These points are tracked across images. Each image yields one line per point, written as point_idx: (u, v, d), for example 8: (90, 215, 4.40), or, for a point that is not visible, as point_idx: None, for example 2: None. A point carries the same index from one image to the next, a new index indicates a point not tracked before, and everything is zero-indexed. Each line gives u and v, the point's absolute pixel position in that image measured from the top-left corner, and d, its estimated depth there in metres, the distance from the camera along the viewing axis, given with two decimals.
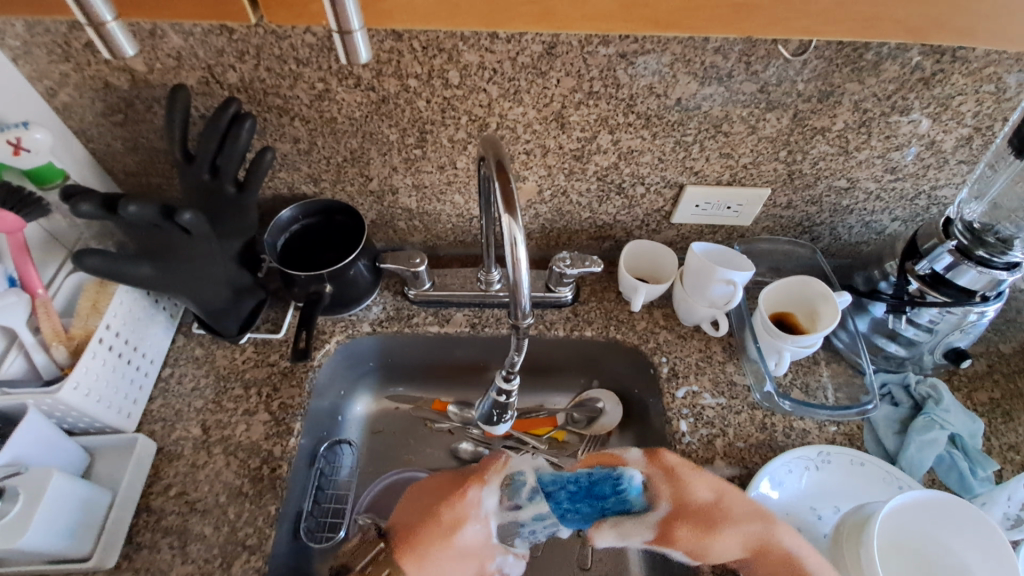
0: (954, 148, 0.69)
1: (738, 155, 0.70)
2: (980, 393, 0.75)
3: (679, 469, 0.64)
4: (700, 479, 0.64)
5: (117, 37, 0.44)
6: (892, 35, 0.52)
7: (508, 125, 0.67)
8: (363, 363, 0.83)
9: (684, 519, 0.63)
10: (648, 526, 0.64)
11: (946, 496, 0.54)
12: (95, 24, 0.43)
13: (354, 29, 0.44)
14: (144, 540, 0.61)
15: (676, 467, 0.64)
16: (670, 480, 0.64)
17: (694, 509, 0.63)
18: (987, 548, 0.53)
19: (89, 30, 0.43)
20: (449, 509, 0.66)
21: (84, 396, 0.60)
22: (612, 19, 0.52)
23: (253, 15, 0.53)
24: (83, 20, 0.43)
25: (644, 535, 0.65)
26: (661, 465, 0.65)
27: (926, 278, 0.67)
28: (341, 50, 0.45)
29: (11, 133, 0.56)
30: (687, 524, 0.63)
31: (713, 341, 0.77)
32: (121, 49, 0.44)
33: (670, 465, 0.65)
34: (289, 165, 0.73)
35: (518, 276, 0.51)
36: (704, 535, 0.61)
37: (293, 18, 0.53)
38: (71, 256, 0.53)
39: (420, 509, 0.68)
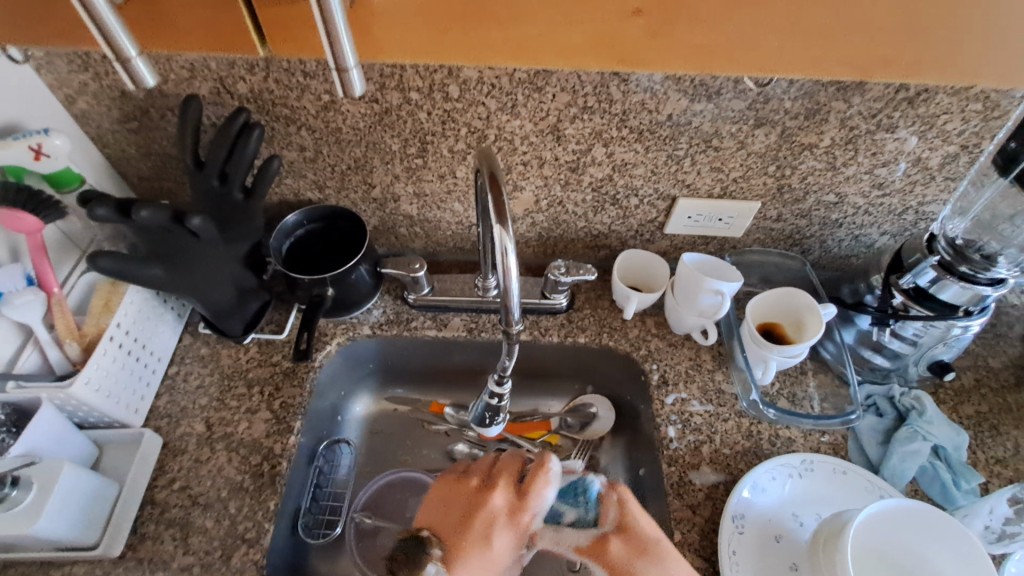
0: (941, 164, 0.70)
1: (729, 169, 0.73)
2: (967, 406, 0.76)
3: (625, 502, 0.62)
4: (642, 512, 0.61)
5: (141, 71, 0.43)
6: (841, 74, 0.60)
7: (506, 137, 0.69)
8: (363, 365, 0.86)
9: (623, 538, 0.59)
10: (587, 536, 0.62)
11: (929, 507, 0.56)
12: (120, 59, 0.43)
13: (350, 67, 0.45)
14: (148, 531, 0.63)
15: (627, 498, 0.62)
16: (619, 508, 0.61)
17: (634, 530, 0.59)
18: (965, 558, 0.54)
19: (116, 64, 0.43)
20: (487, 533, 0.61)
21: (94, 391, 0.63)
22: (578, 55, 0.60)
23: (261, 48, 0.60)
24: (111, 56, 0.42)
25: (579, 544, 0.62)
26: (615, 491, 0.62)
27: (909, 292, 0.69)
28: (337, 83, 0.47)
29: (32, 139, 0.59)
30: (624, 541, 0.59)
31: (703, 350, 0.79)
32: (147, 82, 0.44)
33: (625, 495, 0.62)
34: (295, 172, 0.75)
35: (509, 283, 0.53)
36: (635, 561, 0.57)
37: (296, 49, 0.60)
38: (87, 257, 0.56)
39: (458, 518, 0.62)
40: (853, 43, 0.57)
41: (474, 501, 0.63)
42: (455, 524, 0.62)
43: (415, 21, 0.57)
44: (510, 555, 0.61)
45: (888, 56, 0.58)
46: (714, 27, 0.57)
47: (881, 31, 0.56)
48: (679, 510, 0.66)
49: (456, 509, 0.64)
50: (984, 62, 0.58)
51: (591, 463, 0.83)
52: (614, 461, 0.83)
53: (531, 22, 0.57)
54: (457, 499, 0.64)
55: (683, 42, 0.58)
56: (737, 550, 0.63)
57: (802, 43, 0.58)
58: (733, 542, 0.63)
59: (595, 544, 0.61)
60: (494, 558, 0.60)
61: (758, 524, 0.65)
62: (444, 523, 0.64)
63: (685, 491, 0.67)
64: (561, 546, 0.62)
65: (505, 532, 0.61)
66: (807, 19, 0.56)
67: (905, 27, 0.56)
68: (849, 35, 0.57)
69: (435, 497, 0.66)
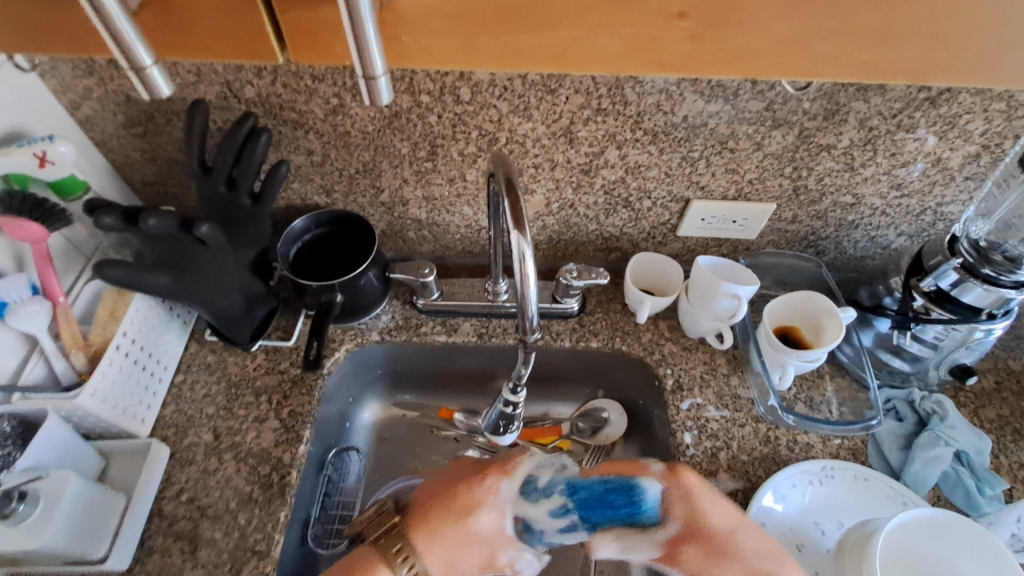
0: (961, 164, 0.69)
1: (744, 170, 0.71)
2: (988, 410, 0.75)
3: (694, 494, 0.60)
4: (717, 503, 0.60)
5: (156, 79, 0.42)
6: (890, 78, 0.48)
7: (518, 139, 0.68)
8: (370, 371, 0.84)
9: (695, 539, 0.59)
10: (654, 543, 0.60)
11: (958, 518, 0.54)
12: (135, 68, 0.41)
13: (378, 75, 0.42)
14: (157, 544, 0.62)
15: (695, 489, 0.60)
16: (684, 503, 0.60)
17: (708, 530, 0.59)
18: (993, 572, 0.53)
19: (129, 73, 0.42)
20: (466, 491, 0.63)
21: (101, 402, 0.62)
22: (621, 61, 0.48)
23: (281, 55, 0.49)
24: (124, 64, 0.41)
25: (648, 552, 0.60)
26: (680, 484, 0.61)
27: (931, 294, 0.68)
28: (364, 92, 0.44)
29: (37, 146, 0.58)
30: (696, 544, 0.58)
31: (718, 354, 0.78)
32: (161, 91, 0.43)
33: (689, 485, 0.60)
34: (302, 176, 0.74)
35: (526, 289, 0.52)
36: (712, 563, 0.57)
37: (319, 57, 0.49)
38: (93, 266, 0.55)
39: (440, 488, 0.64)
40: (912, 50, 0.46)
41: (456, 467, 0.67)
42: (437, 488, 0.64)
43: (438, 21, 0.46)
44: (482, 525, 0.62)
45: (936, 62, 0.47)
46: (772, 27, 0.45)
47: (935, 43, 0.45)
48: None
49: (436, 487, 0.64)
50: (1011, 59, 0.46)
51: None
52: None
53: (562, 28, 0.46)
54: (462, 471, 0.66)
55: (737, 47, 0.47)
56: None
57: (851, 46, 0.46)
58: None
59: (664, 552, 0.60)
60: (467, 521, 0.61)
61: (779, 532, 0.64)
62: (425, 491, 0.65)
63: None
64: (630, 551, 0.62)
65: (477, 486, 0.64)
66: (868, 22, 0.44)
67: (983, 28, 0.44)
68: (931, 35, 0.45)
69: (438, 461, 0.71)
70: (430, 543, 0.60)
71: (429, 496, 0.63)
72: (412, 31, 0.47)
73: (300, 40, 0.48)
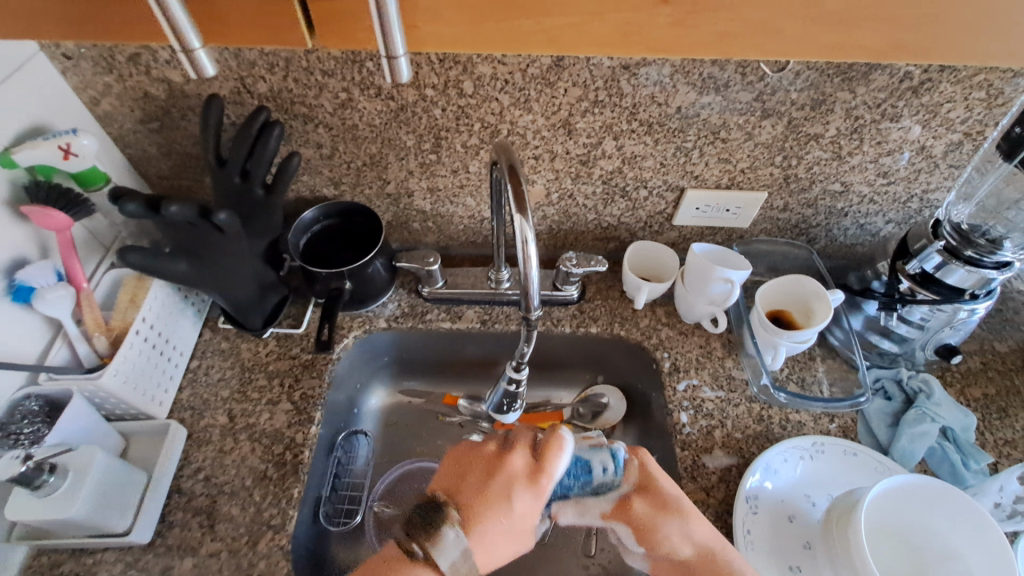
0: (944, 152, 0.72)
1: (736, 160, 0.74)
2: (974, 389, 0.77)
3: (647, 465, 0.58)
4: (665, 476, 0.58)
5: (203, 62, 0.44)
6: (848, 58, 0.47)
7: (519, 131, 0.71)
8: (378, 358, 0.87)
9: (647, 497, 0.56)
10: (609, 501, 0.58)
11: (946, 487, 0.56)
12: (186, 50, 0.43)
13: (399, 55, 0.44)
14: (176, 519, 0.65)
15: (646, 461, 0.59)
16: (642, 470, 0.58)
17: (657, 489, 0.57)
18: (978, 536, 0.55)
19: (180, 54, 0.44)
20: (502, 490, 0.53)
21: (122, 383, 0.65)
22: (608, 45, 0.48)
23: (310, 41, 0.47)
24: (176, 47, 0.43)
25: (602, 510, 0.58)
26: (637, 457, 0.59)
27: (916, 277, 0.71)
28: (385, 71, 0.46)
29: (62, 139, 0.61)
30: (648, 500, 0.56)
31: (713, 338, 0.81)
32: (207, 72, 0.45)
33: (647, 462, 0.59)
34: (312, 169, 0.77)
35: (528, 271, 0.55)
36: (659, 514, 0.55)
37: (345, 44, 0.47)
38: (116, 252, 0.58)
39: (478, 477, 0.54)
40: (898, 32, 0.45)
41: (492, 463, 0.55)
42: (474, 494, 0.52)
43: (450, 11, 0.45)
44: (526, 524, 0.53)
45: (897, 41, 0.46)
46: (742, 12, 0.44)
47: (896, 26, 0.45)
48: (693, 493, 0.67)
49: (473, 472, 0.54)
50: (969, 39, 0.45)
51: None
52: (626, 448, 0.84)
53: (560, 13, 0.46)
54: (472, 463, 0.55)
55: (710, 33, 0.46)
56: (751, 530, 0.64)
57: (820, 27, 0.45)
58: (747, 522, 0.65)
59: (617, 506, 0.57)
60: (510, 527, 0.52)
61: (771, 505, 0.66)
62: (457, 490, 0.53)
63: (698, 474, 0.69)
64: (584, 515, 0.58)
65: (524, 491, 0.53)
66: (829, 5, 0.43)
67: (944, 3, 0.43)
68: (894, 16, 0.44)
69: (448, 466, 0.57)
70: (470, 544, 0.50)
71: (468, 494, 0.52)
72: (427, 16, 0.46)
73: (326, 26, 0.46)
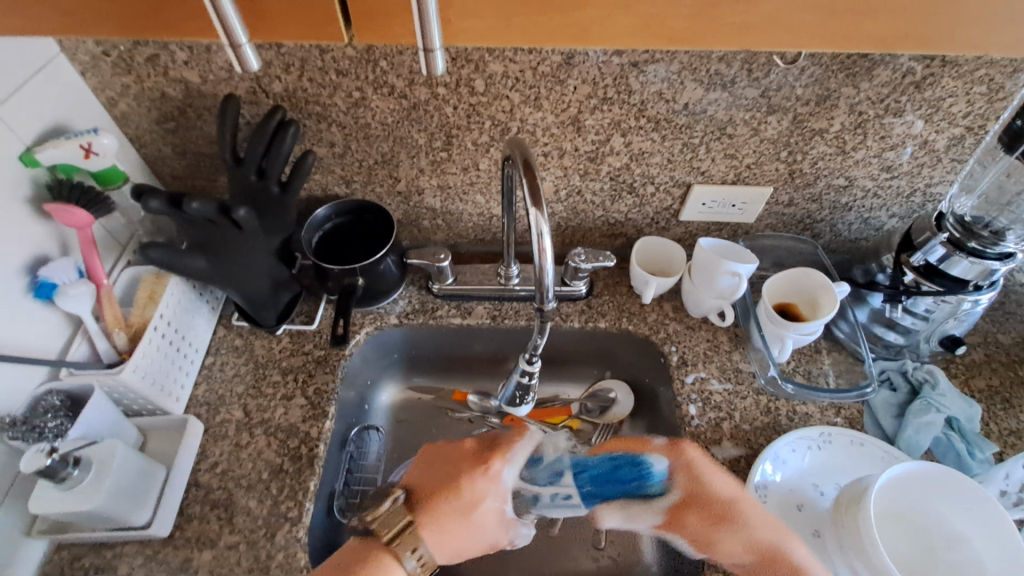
0: (947, 147, 0.73)
1: (742, 155, 0.75)
2: (978, 380, 0.79)
3: (697, 467, 0.61)
4: (715, 474, 0.61)
5: (247, 56, 0.43)
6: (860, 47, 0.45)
7: (529, 129, 0.72)
8: (388, 354, 0.88)
9: (696, 508, 0.59)
10: (659, 512, 0.60)
11: (965, 479, 0.57)
12: (231, 43, 0.42)
13: (435, 48, 0.43)
14: (195, 512, 0.66)
15: (696, 463, 0.61)
16: (688, 475, 0.60)
17: (709, 500, 0.59)
18: (982, 518, 0.57)
19: (227, 50, 0.43)
20: (467, 484, 0.60)
21: (141, 378, 0.66)
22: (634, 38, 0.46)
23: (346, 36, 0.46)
24: (224, 42, 0.42)
25: (649, 520, 0.61)
26: (685, 459, 0.61)
27: (920, 269, 0.71)
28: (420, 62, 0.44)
29: (83, 138, 0.62)
30: (697, 514, 0.59)
31: (720, 331, 0.82)
32: (254, 68, 0.44)
33: (692, 460, 0.61)
34: (324, 167, 0.78)
35: (543, 263, 0.56)
36: (715, 528, 0.58)
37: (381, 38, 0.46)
38: (138, 248, 0.59)
39: (439, 472, 0.62)
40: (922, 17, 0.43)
41: (458, 454, 0.64)
42: (441, 486, 0.60)
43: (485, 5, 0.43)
44: (485, 510, 0.60)
45: (903, 31, 0.44)
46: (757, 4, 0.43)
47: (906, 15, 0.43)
48: None
49: (440, 466, 0.62)
50: (975, 30, 0.43)
51: None
52: None
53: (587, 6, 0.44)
54: (451, 459, 0.63)
55: (727, 27, 0.45)
56: None
57: (826, 17, 0.43)
58: None
59: (667, 520, 0.60)
60: (472, 514, 0.59)
61: (780, 494, 0.67)
62: (426, 482, 0.61)
63: None
64: (635, 521, 0.62)
65: (480, 477, 0.61)
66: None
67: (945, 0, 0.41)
68: (904, 6, 0.42)
69: (422, 460, 0.65)
70: (437, 530, 0.56)
71: (434, 483, 0.60)
72: (464, 10, 0.44)
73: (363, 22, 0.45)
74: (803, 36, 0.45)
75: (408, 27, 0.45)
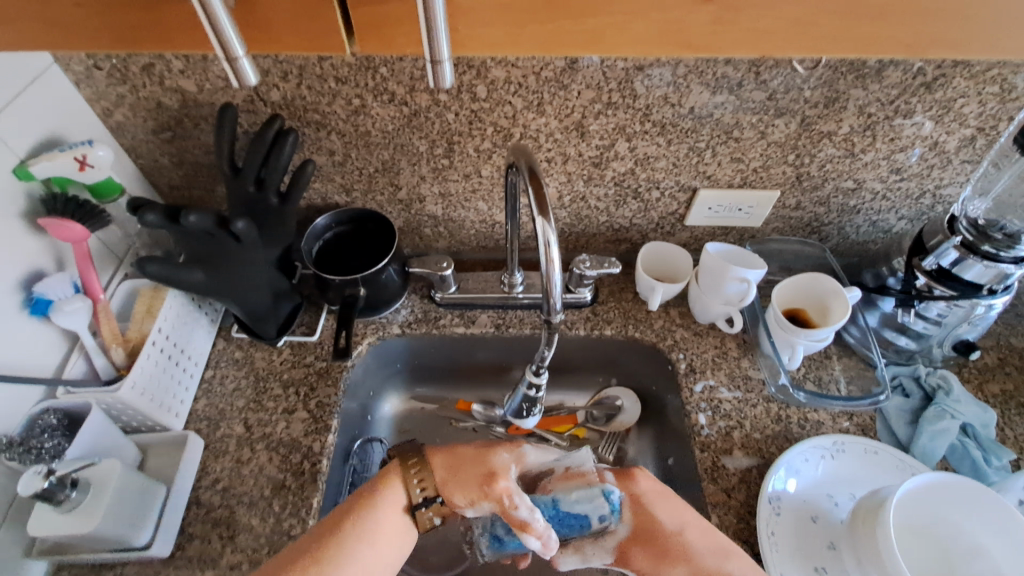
0: (957, 148, 0.72)
1: (749, 159, 0.74)
2: (991, 385, 0.77)
3: (643, 499, 0.62)
4: (665, 509, 0.60)
5: (246, 70, 0.42)
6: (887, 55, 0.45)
7: (531, 134, 0.71)
8: (390, 365, 0.87)
9: (641, 546, 0.60)
10: (609, 549, 0.62)
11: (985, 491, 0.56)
12: (228, 57, 0.41)
13: (442, 59, 0.42)
14: (196, 531, 0.65)
15: (646, 495, 0.62)
16: (636, 506, 0.61)
17: (659, 539, 0.59)
18: (1011, 537, 0.55)
19: (222, 63, 0.41)
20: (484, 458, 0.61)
21: (140, 394, 0.65)
22: (649, 45, 0.45)
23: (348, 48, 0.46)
24: (220, 55, 0.41)
25: (604, 558, 0.62)
26: (630, 493, 0.62)
27: (932, 273, 0.70)
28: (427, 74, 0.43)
29: (78, 151, 0.61)
30: (644, 548, 0.59)
31: (728, 338, 0.81)
32: (250, 82, 0.42)
33: (644, 490, 0.62)
34: (324, 176, 0.77)
35: (551, 273, 0.55)
36: (659, 564, 0.58)
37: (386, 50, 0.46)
38: (136, 263, 0.58)
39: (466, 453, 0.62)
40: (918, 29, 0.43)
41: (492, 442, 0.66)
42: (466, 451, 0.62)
43: (495, 16, 0.43)
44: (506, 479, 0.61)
45: (932, 36, 0.44)
46: (779, 8, 0.43)
47: (929, 19, 0.43)
48: (714, 495, 0.67)
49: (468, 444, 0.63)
50: (998, 36, 0.43)
51: (619, 454, 0.84)
52: (643, 451, 0.84)
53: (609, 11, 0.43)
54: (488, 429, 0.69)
55: (749, 30, 0.44)
56: (775, 531, 0.64)
57: (843, 20, 0.43)
58: (771, 523, 0.64)
59: (617, 556, 0.61)
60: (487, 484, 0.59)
61: (794, 506, 0.66)
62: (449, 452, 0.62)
63: (719, 476, 0.68)
64: (589, 561, 0.62)
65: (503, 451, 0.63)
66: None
67: (982, 0, 0.41)
68: (925, 9, 0.42)
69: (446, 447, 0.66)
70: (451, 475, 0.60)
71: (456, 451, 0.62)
72: (470, 18, 0.43)
73: (368, 32, 0.45)
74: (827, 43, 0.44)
75: (411, 36, 0.45)
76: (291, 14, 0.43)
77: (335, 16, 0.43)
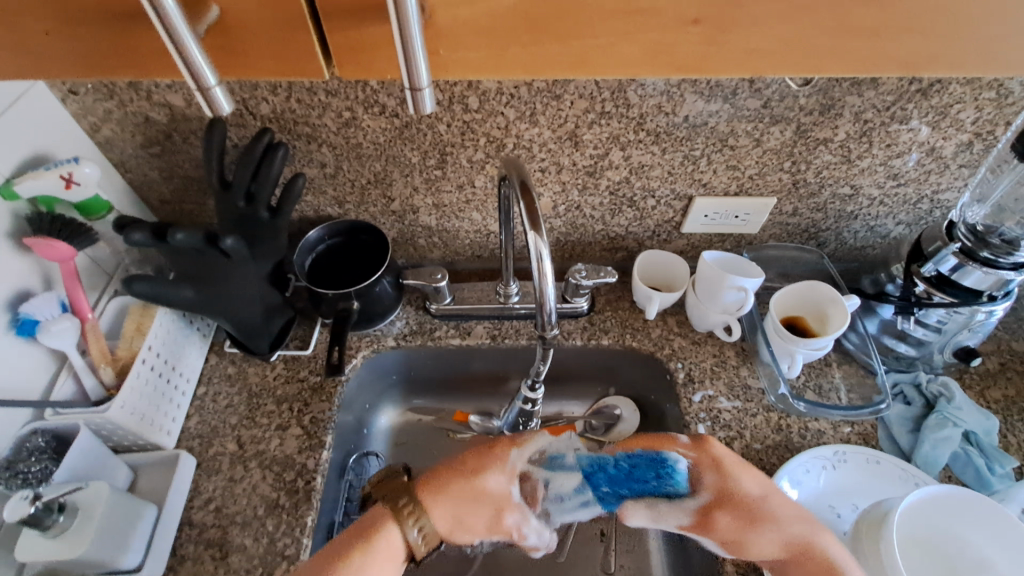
0: (954, 153, 0.71)
1: (745, 166, 0.73)
2: (993, 391, 0.76)
3: (724, 463, 0.62)
4: (744, 471, 0.62)
5: (219, 99, 0.41)
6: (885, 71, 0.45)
7: (525, 145, 0.70)
8: (386, 377, 0.86)
9: (732, 509, 0.60)
10: (688, 513, 0.62)
11: (986, 501, 0.55)
12: (200, 88, 0.40)
13: (423, 86, 0.41)
14: (188, 552, 0.64)
15: (721, 458, 0.62)
16: (717, 473, 0.61)
17: (741, 501, 0.60)
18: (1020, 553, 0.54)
19: (195, 92, 0.41)
20: (475, 458, 0.63)
21: (130, 414, 0.64)
22: (638, 64, 0.45)
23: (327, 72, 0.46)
24: (191, 84, 0.40)
25: (680, 519, 0.63)
26: (709, 456, 0.62)
27: (932, 280, 0.69)
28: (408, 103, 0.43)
29: (64, 168, 0.60)
30: (730, 514, 0.60)
31: (727, 346, 0.80)
32: (226, 110, 0.42)
33: (718, 456, 0.62)
34: (316, 189, 0.76)
35: (544, 287, 0.54)
36: (748, 529, 0.58)
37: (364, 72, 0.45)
38: (122, 282, 0.58)
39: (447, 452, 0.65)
40: (911, 45, 0.43)
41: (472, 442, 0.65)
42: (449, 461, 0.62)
43: (479, 38, 0.42)
44: (489, 488, 0.62)
45: (932, 52, 0.43)
46: (772, 27, 0.42)
47: (926, 35, 0.42)
48: None
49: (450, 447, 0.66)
50: (1000, 50, 0.43)
51: None
52: None
53: (596, 34, 0.43)
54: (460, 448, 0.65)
55: (740, 50, 0.44)
56: None
57: (837, 37, 0.42)
58: None
59: (697, 521, 0.62)
60: (476, 485, 0.61)
61: None
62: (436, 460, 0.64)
63: None
64: (661, 521, 0.64)
65: (488, 453, 0.63)
66: (862, 16, 0.41)
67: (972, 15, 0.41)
68: (922, 25, 0.42)
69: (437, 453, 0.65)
70: (438, 498, 0.59)
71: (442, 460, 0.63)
72: (454, 41, 0.43)
73: (346, 54, 0.44)
74: (822, 61, 0.44)
75: (393, 60, 0.44)
76: (268, 39, 0.43)
77: (313, 41, 0.43)
